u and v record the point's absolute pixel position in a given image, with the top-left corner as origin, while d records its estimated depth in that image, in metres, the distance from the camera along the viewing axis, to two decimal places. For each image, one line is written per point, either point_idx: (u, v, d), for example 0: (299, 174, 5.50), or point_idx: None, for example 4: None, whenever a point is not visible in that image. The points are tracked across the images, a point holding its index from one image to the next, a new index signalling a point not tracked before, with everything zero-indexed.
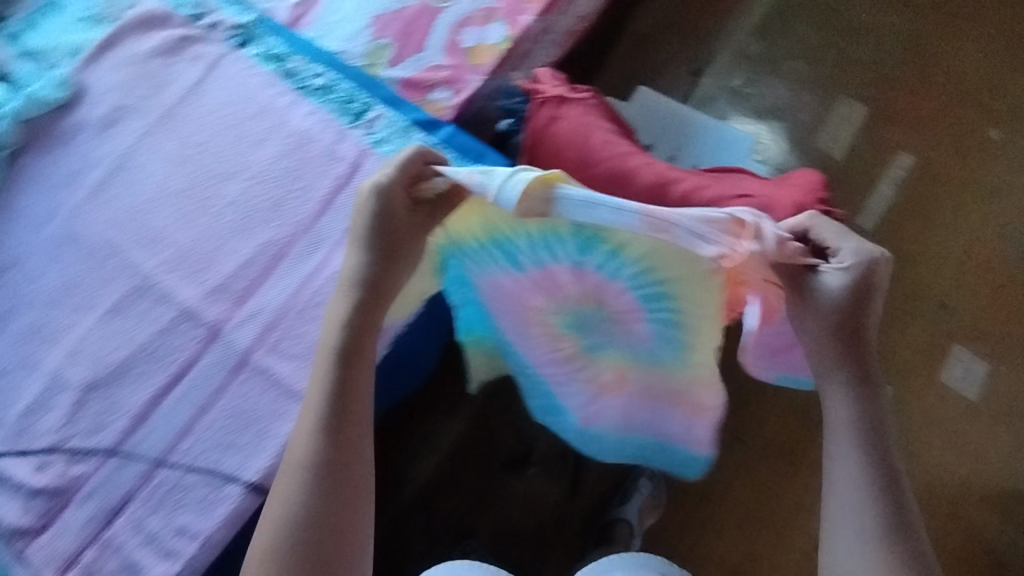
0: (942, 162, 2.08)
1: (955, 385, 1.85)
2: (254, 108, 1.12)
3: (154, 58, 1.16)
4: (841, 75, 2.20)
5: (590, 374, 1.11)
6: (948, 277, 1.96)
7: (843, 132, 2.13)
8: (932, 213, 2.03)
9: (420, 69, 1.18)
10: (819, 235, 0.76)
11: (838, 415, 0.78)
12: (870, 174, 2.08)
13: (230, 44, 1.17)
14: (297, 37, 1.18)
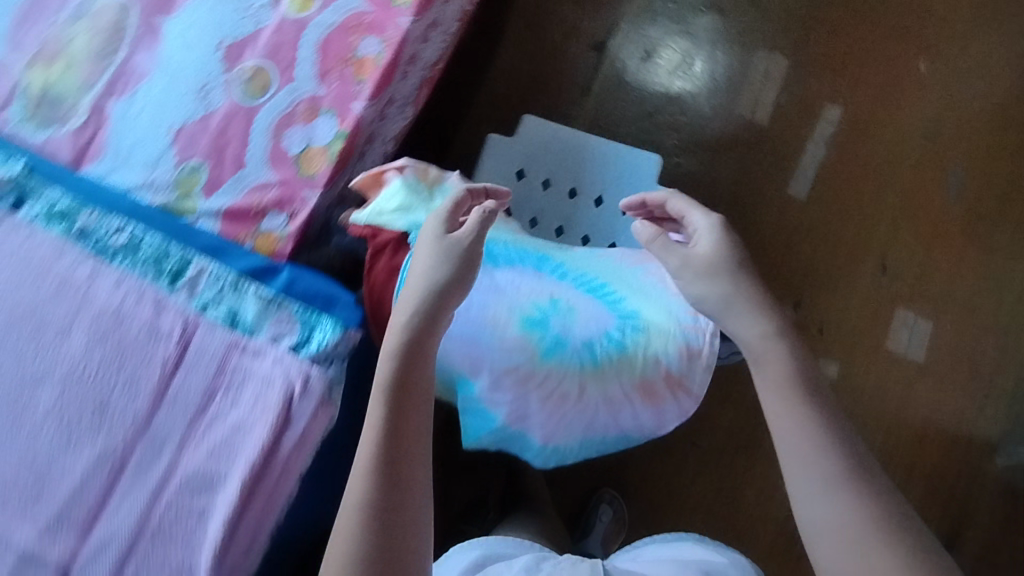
0: (869, 109, 1.69)
1: (901, 351, 1.61)
2: (45, 290, 0.94)
3: None
4: (759, 21, 1.72)
5: (551, 392, 0.83)
6: (844, 248, 1.64)
7: (767, 90, 1.69)
8: (870, 171, 1.67)
9: (243, 192, 1.01)
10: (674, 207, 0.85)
11: (786, 429, 0.73)
12: (792, 138, 1.68)
13: (4, 209, 0.97)
14: (85, 185, 0.99)
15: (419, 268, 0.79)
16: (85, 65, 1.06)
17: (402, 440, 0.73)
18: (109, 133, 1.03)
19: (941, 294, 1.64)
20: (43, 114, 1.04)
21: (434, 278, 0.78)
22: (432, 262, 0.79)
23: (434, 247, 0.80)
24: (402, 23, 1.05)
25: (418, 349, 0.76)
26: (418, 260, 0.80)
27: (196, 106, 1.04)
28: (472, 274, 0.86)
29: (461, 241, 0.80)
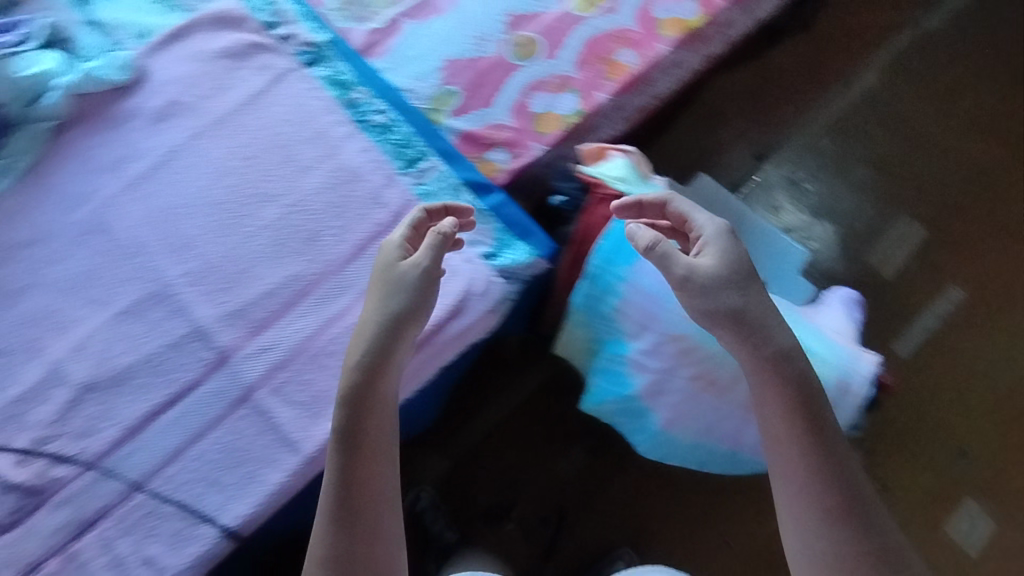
0: (990, 303, 1.71)
1: (958, 539, 1.57)
2: (303, 134, 1.08)
3: (213, 57, 1.12)
4: (907, 193, 1.78)
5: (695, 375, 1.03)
6: (932, 419, 1.63)
7: (896, 254, 1.74)
8: (980, 360, 1.67)
9: (483, 124, 1.16)
10: (675, 207, 0.96)
11: (791, 503, 0.86)
12: (908, 306, 1.70)
13: (298, 61, 1.13)
14: (366, 68, 1.15)
15: (391, 296, 0.87)
16: None
17: (358, 442, 0.84)
18: (395, 43, 1.21)
19: (1014, 497, 1.60)
20: (351, 10, 1.23)
21: (389, 304, 0.87)
22: (390, 292, 0.87)
23: (391, 276, 0.88)
24: (660, 48, 1.23)
25: (378, 372, 0.85)
26: (379, 280, 0.89)
27: (472, 49, 1.21)
28: (658, 267, 1.06)
29: (386, 271, 0.89)
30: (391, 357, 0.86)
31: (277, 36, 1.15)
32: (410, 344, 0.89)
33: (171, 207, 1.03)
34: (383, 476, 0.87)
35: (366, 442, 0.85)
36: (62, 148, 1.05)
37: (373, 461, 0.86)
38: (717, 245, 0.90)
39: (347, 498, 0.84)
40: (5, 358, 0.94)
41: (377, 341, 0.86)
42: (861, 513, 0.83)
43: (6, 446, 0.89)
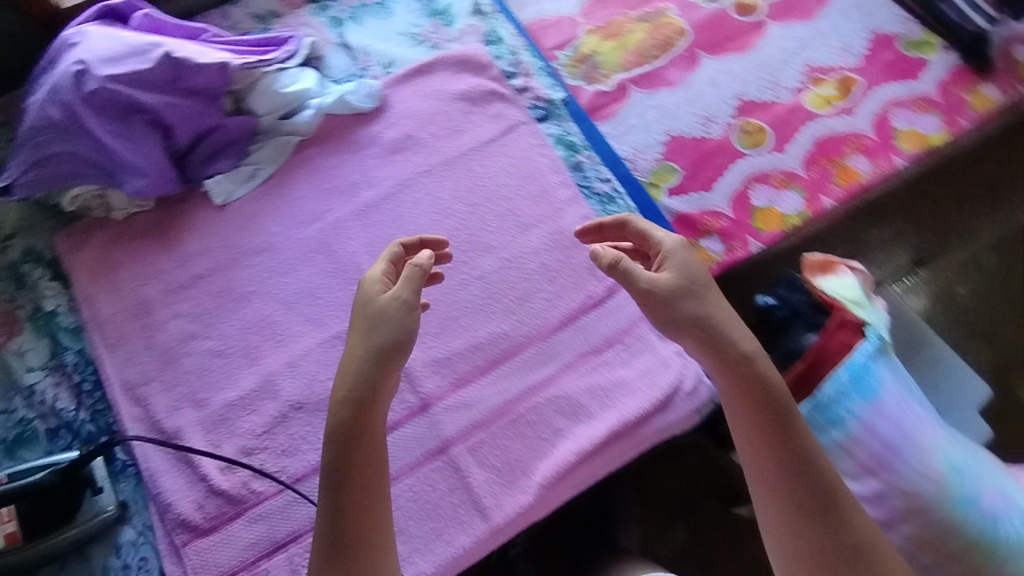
0: None
1: None
2: (526, 191, 1.08)
3: (452, 98, 1.14)
4: None
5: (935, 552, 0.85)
6: None
7: None
8: None
9: (699, 209, 1.11)
10: (637, 225, 0.80)
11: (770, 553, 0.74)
12: None
13: (532, 116, 1.15)
14: (597, 133, 1.15)
15: (383, 328, 0.69)
16: (629, 52, 1.25)
17: (349, 471, 0.68)
18: (622, 108, 1.20)
19: None
20: (582, 70, 1.23)
21: (378, 337, 0.69)
22: (380, 326, 0.69)
23: (388, 308, 0.70)
24: (897, 162, 1.16)
25: (368, 406, 0.68)
26: (361, 320, 0.71)
27: (698, 128, 1.18)
28: (903, 407, 0.89)
29: (369, 298, 0.72)
30: (377, 397, 0.69)
31: (515, 87, 1.17)
32: (390, 376, 0.70)
33: (392, 241, 1.05)
34: (384, 508, 0.69)
35: (348, 485, 0.68)
36: (302, 164, 1.09)
37: (367, 501, 0.68)
38: (679, 259, 0.76)
39: (341, 545, 0.67)
40: (224, 360, 0.97)
41: (394, 375, 0.70)
42: (834, 522, 0.71)
43: (215, 449, 0.91)
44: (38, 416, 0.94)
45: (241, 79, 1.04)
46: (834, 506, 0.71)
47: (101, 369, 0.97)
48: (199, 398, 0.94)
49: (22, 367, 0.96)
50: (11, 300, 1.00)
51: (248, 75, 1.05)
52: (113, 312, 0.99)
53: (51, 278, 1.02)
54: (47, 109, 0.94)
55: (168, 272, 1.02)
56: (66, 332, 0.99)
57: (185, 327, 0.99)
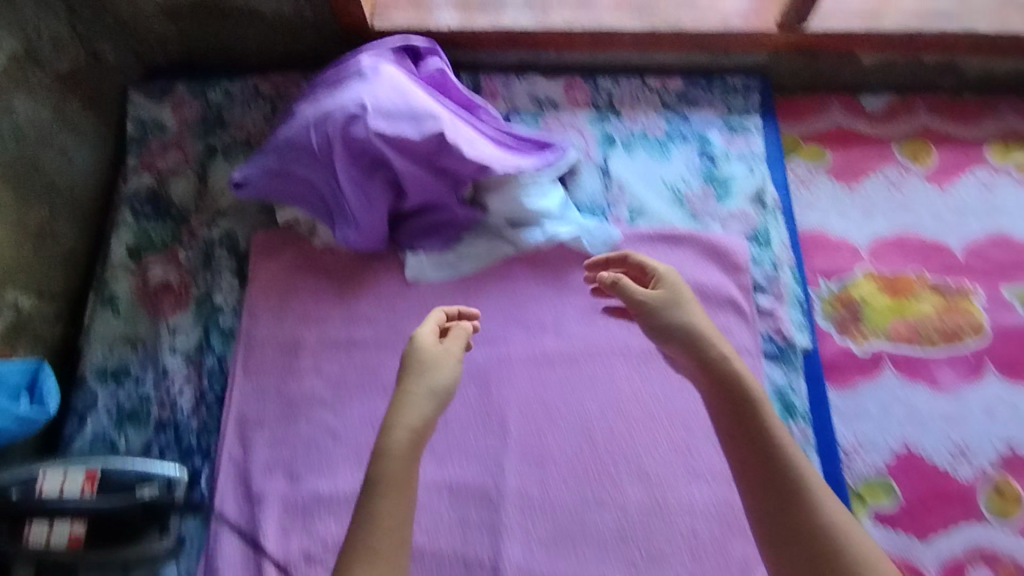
0: None
1: None
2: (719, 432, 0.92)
3: (686, 286, 1.01)
4: None
5: None
6: None
7: None
8: None
9: (899, 555, 0.91)
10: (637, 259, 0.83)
11: None
12: None
13: (762, 349, 0.98)
14: (825, 405, 0.96)
15: (437, 373, 0.68)
16: (904, 321, 1.05)
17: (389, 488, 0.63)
18: (864, 384, 1.01)
19: None
20: (839, 315, 1.05)
21: (435, 380, 0.68)
22: (441, 369, 0.69)
23: (445, 359, 0.69)
24: None
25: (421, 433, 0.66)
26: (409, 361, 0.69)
27: (944, 456, 0.97)
28: None
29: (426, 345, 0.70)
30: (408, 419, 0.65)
31: (759, 305, 1.01)
32: (429, 408, 0.67)
33: (550, 409, 0.94)
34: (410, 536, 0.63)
35: (370, 500, 0.62)
36: (506, 278, 1.01)
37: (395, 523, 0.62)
38: (672, 280, 0.79)
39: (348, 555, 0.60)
40: (336, 446, 0.91)
41: (431, 406, 0.67)
42: (845, 568, 0.62)
43: (285, 537, 0.86)
44: (158, 401, 0.94)
45: (494, 178, 0.97)
46: (799, 506, 0.66)
47: (229, 389, 0.95)
48: (296, 473, 0.90)
49: (168, 346, 0.97)
50: (191, 275, 1.01)
51: (503, 178, 0.97)
52: (267, 338, 0.97)
53: (233, 272, 1.01)
54: (309, 135, 0.92)
55: (332, 324, 0.98)
56: (219, 333, 0.98)
57: (319, 389, 0.95)
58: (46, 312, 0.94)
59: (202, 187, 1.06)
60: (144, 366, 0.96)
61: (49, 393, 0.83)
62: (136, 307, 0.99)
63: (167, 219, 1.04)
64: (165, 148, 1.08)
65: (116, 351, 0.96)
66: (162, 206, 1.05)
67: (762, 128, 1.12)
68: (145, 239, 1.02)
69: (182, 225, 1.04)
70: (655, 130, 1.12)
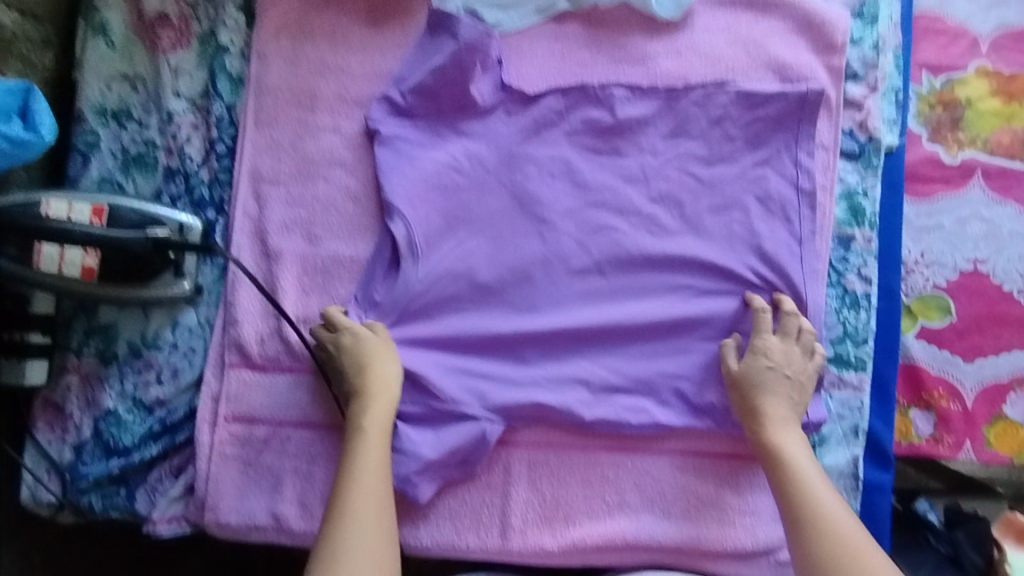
0: None
1: None
2: (768, 231, 0.84)
3: (765, 64, 0.86)
4: None
5: None
6: None
7: None
8: None
9: (941, 372, 0.87)
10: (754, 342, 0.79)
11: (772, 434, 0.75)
12: None
13: (840, 145, 0.85)
14: (898, 210, 0.86)
15: (366, 349, 0.76)
16: (1010, 129, 0.90)
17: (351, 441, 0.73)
18: (945, 197, 0.89)
19: None
20: (934, 118, 0.91)
21: (370, 365, 0.76)
22: (381, 370, 0.76)
23: (375, 340, 0.77)
24: None
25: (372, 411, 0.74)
26: (350, 358, 0.76)
27: (1015, 281, 0.88)
28: None
29: (350, 348, 0.77)
30: (364, 387, 0.75)
31: (847, 96, 0.86)
32: (387, 408, 0.75)
33: (556, 471, 0.80)
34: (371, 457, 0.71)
35: (346, 478, 0.70)
36: (549, 39, 0.87)
37: (373, 489, 0.70)
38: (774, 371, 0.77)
39: (320, 565, 0.65)
40: (356, 210, 0.85)
41: (387, 399, 0.75)
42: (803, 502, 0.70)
43: (304, 294, 0.83)
44: (165, 148, 0.86)
45: None
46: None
47: (240, 140, 0.86)
48: (314, 235, 0.84)
49: (171, 89, 0.86)
50: (190, 9, 0.87)
51: None
52: (278, 87, 0.86)
53: (238, 7, 0.87)
54: None
55: (351, 77, 0.86)
56: (226, 77, 0.86)
57: (337, 149, 0.86)
58: (34, 34, 0.83)
59: None
60: (147, 109, 0.87)
61: (43, 115, 0.74)
62: (131, 41, 0.87)
63: None
64: None
65: (115, 90, 0.86)
66: None
67: None
68: None
69: None
70: None
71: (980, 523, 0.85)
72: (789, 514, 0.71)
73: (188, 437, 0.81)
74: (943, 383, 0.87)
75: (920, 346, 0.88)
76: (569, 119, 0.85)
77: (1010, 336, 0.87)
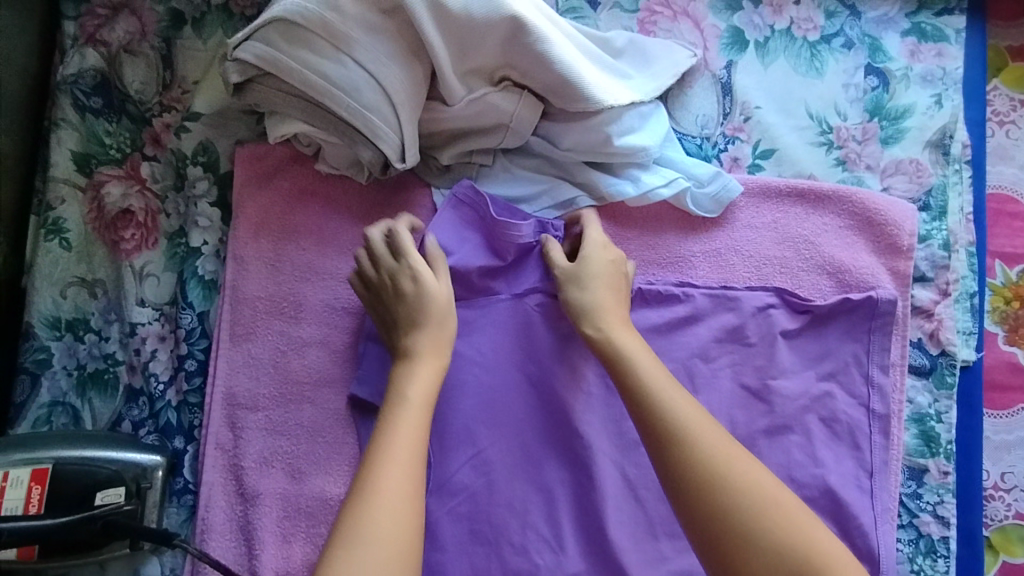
0: None
1: None
2: (831, 461, 0.72)
3: (819, 266, 0.75)
4: None
5: None
6: None
7: None
8: None
9: None
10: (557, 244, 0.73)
11: (666, 388, 0.60)
12: None
13: (908, 360, 0.74)
14: (978, 435, 0.73)
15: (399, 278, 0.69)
16: None
17: (394, 416, 0.61)
18: None
19: None
20: (1012, 315, 0.79)
21: (400, 300, 0.68)
22: (413, 298, 0.68)
23: (428, 283, 0.69)
24: None
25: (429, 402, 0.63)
26: (385, 292, 0.69)
27: None
28: None
29: (412, 295, 0.68)
30: (415, 343, 0.67)
31: (915, 301, 0.75)
32: (442, 342, 0.67)
33: None
34: (413, 453, 0.59)
35: (391, 414, 0.62)
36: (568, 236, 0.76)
37: (413, 449, 0.59)
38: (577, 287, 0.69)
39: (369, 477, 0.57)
40: (349, 439, 0.73)
41: (439, 362, 0.67)
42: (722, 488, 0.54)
43: (284, 542, 0.71)
44: (127, 364, 0.75)
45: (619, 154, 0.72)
46: (735, 561, 0.52)
47: (212, 357, 0.74)
48: (299, 470, 0.72)
49: (135, 296, 0.75)
50: (159, 202, 0.77)
51: (626, 155, 0.72)
52: (258, 295, 0.75)
53: (211, 201, 0.77)
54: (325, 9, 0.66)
55: (343, 283, 0.75)
56: (197, 283, 0.76)
57: (325, 366, 0.74)
58: None
59: (167, 76, 0.79)
60: (107, 318, 0.76)
61: None
62: (90, 240, 0.77)
63: (123, 118, 0.79)
64: (116, 14, 0.80)
65: (70, 297, 0.76)
66: (116, 101, 0.79)
67: (962, 36, 0.80)
68: (96, 145, 0.78)
69: (144, 128, 0.78)
70: (811, 32, 0.79)
71: None
72: (689, 473, 0.55)
73: None
74: None
75: None
76: None
77: None
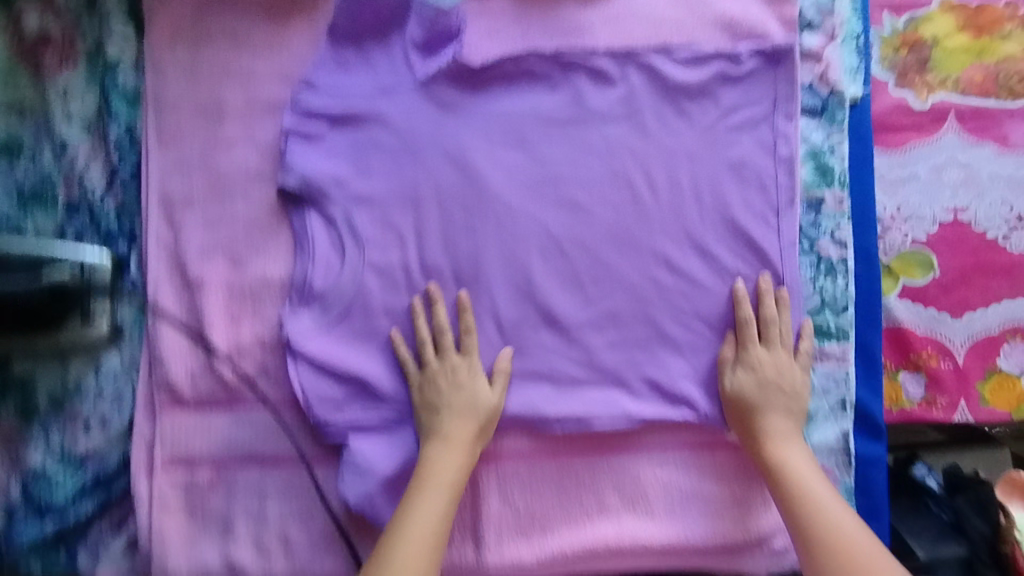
0: None
1: None
2: (735, 199, 0.78)
3: (712, 22, 0.79)
4: None
5: None
6: None
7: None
8: None
9: (928, 332, 0.83)
10: None
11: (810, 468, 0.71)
12: None
13: (800, 101, 0.79)
14: (869, 165, 0.79)
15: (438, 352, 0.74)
16: (982, 67, 0.85)
17: (420, 479, 0.69)
18: (916, 146, 0.84)
19: None
20: (900, 61, 0.85)
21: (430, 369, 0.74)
22: (452, 388, 0.73)
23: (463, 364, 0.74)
24: None
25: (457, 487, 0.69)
26: (424, 380, 0.74)
27: (997, 227, 0.83)
28: None
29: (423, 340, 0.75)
30: (440, 425, 0.72)
31: (804, 47, 0.80)
32: (470, 429, 0.72)
33: (529, 483, 0.76)
34: (438, 529, 0.67)
35: (417, 486, 0.69)
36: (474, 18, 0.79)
37: (433, 517, 0.67)
38: None
39: (392, 546, 0.65)
40: (283, 225, 0.78)
41: (466, 437, 0.72)
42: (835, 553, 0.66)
43: (234, 324, 0.77)
44: (63, 180, 0.78)
45: None
46: None
47: (143, 162, 0.78)
48: (239, 257, 0.77)
49: (62, 114, 0.78)
50: (73, 24, 0.79)
51: None
52: (180, 99, 0.78)
53: (125, 19, 0.80)
54: None
55: (260, 81, 0.78)
56: (121, 95, 0.79)
57: (253, 160, 0.78)
58: None
59: None
60: (39, 139, 0.78)
61: None
62: (14, 67, 0.77)
63: None
64: None
65: (0, 122, 0.77)
66: None
67: None
68: None
69: None
70: None
71: (981, 488, 0.80)
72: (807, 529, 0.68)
73: (125, 488, 0.76)
74: (938, 349, 0.83)
75: (904, 307, 0.83)
76: (508, 100, 0.79)
77: (991, 287, 0.83)
